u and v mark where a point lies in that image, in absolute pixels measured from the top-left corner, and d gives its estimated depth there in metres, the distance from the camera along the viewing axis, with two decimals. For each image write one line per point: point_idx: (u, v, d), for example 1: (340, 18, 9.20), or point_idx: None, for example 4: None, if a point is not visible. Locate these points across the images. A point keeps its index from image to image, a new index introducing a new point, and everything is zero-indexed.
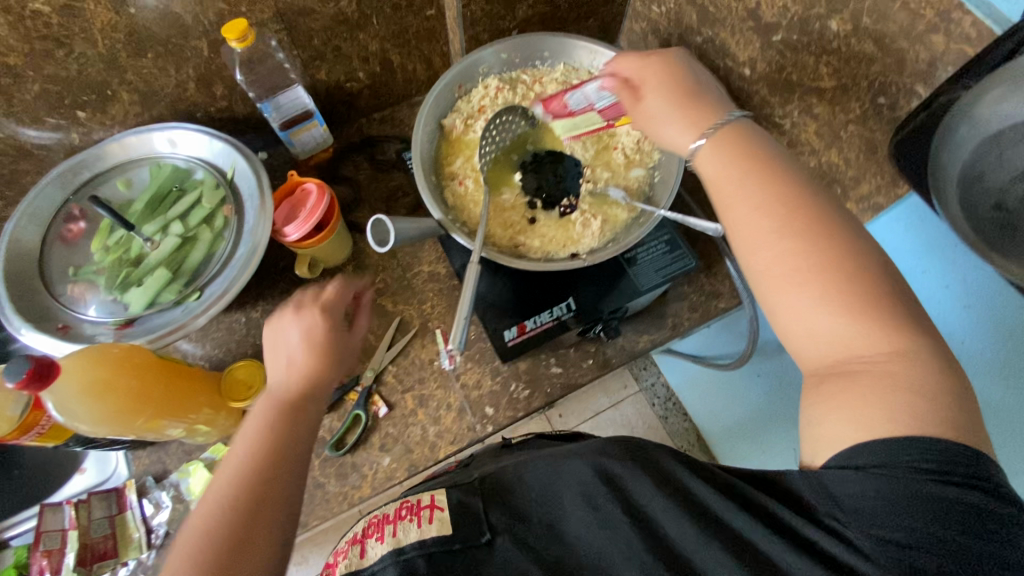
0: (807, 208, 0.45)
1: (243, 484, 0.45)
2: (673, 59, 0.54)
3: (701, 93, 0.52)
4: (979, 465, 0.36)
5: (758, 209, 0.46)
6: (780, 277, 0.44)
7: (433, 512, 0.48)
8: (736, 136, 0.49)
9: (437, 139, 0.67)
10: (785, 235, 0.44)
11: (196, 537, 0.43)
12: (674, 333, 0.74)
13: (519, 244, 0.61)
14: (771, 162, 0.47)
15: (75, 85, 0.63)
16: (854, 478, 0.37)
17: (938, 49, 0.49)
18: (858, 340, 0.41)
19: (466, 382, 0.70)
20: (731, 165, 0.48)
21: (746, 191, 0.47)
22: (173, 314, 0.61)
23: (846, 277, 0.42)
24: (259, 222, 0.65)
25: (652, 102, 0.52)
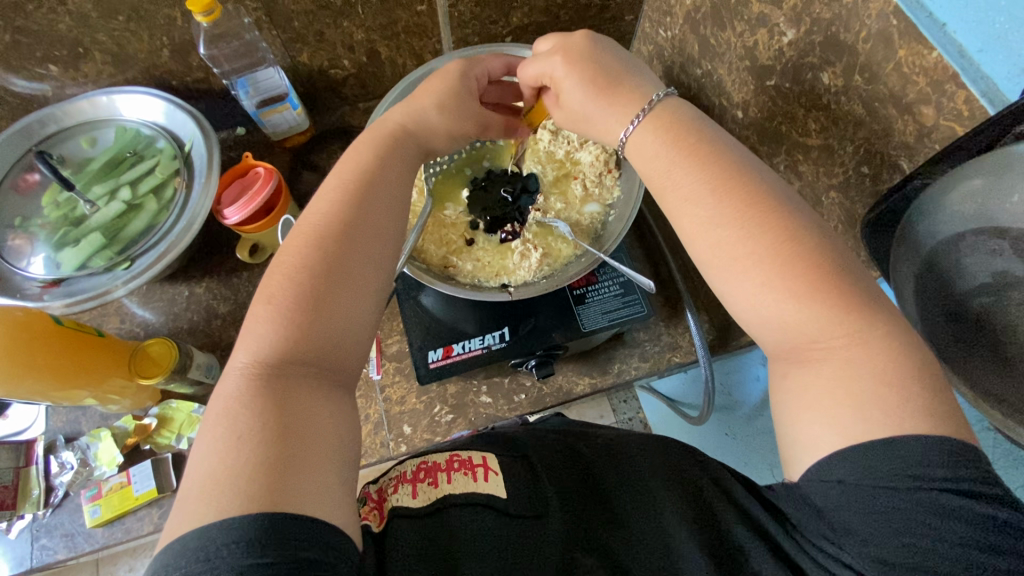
0: (757, 191, 0.41)
1: (282, 401, 0.37)
2: (585, 37, 0.50)
3: (625, 72, 0.49)
4: (963, 463, 0.32)
5: (683, 194, 0.43)
6: (745, 288, 0.40)
7: (490, 471, 0.41)
8: (662, 120, 0.46)
9: None
10: (722, 224, 0.41)
11: (221, 461, 0.33)
12: (619, 380, 0.69)
13: (451, 264, 0.58)
14: (712, 147, 0.44)
15: (46, 39, 0.63)
16: (840, 483, 0.34)
17: (927, 123, 0.43)
18: (827, 325, 0.37)
19: (390, 396, 0.68)
20: (659, 146, 0.46)
21: (677, 169, 0.44)
22: (99, 280, 0.61)
23: (817, 293, 0.38)
24: (201, 199, 0.64)
25: (572, 86, 0.49)
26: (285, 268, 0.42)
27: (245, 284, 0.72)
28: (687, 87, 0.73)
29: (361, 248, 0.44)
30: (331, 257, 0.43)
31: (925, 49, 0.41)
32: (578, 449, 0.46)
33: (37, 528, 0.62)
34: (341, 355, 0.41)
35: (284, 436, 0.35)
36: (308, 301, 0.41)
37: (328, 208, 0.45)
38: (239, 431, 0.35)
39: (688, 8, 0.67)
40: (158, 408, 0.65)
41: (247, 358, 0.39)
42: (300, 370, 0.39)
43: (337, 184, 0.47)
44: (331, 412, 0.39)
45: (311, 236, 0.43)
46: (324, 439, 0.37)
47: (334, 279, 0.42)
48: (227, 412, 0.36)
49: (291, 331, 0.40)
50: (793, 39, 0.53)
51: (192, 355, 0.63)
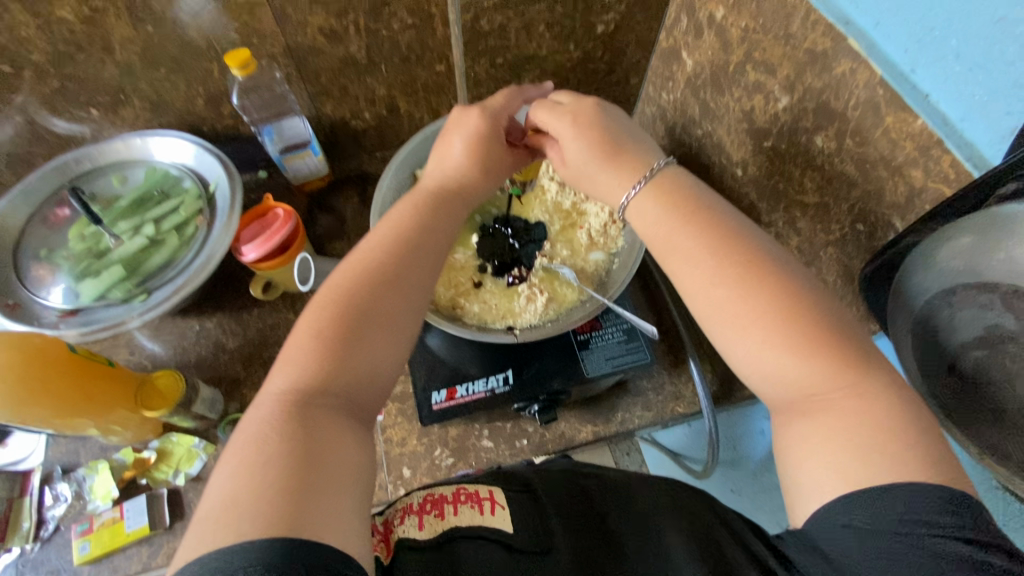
0: (758, 256, 0.43)
1: (309, 429, 0.37)
2: (598, 109, 0.54)
3: (628, 140, 0.52)
4: (973, 515, 0.32)
5: (685, 256, 0.45)
6: (739, 339, 0.41)
7: (497, 504, 0.41)
8: (662, 185, 0.49)
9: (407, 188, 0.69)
10: (725, 284, 0.42)
11: (246, 482, 0.34)
12: (622, 429, 0.69)
13: (458, 306, 0.60)
14: (716, 209, 0.47)
15: (91, 86, 0.68)
16: (849, 527, 0.34)
17: (917, 184, 0.45)
18: (832, 376, 0.38)
19: (391, 437, 0.68)
20: (660, 212, 0.48)
21: (676, 235, 0.46)
22: (115, 311, 0.63)
23: (813, 343, 0.39)
24: (221, 236, 0.67)
25: (576, 148, 0.52)
26: (320, 302, 0.44)
27: (254, 321, 0.74)
28: (689, 146, 0.77)
29: (393, 279, 0.46)
30: (365, 289, 0.45)
31: (910, 117, 0.45)
32: (587, 488, 0.46)
33: (21, 563, 0.60)
34: (366, 385, 0.42)
35: (308, 461, 0.35)
36: (339, 333, 0.42)
37: (367, 244, 0.49)
38: (264, 456, 0.35)
39: (688, 76, 0.72)
40: (157, 442, 0.65)
41: (280, 385, 0.40)
42: (330, 400, 0.40)
43: (383, 228, 0.50)
44: (353, 443, 0.39)
45: (348, 274, 0.46)
46: (345, 469, 0.37)
47: (365, 313, 0.43)
48: (259, 432, 0.37)
49: (325, 358, 0.41)
50: (787, 105, 0.57)
51: (198, 389, 0.64)
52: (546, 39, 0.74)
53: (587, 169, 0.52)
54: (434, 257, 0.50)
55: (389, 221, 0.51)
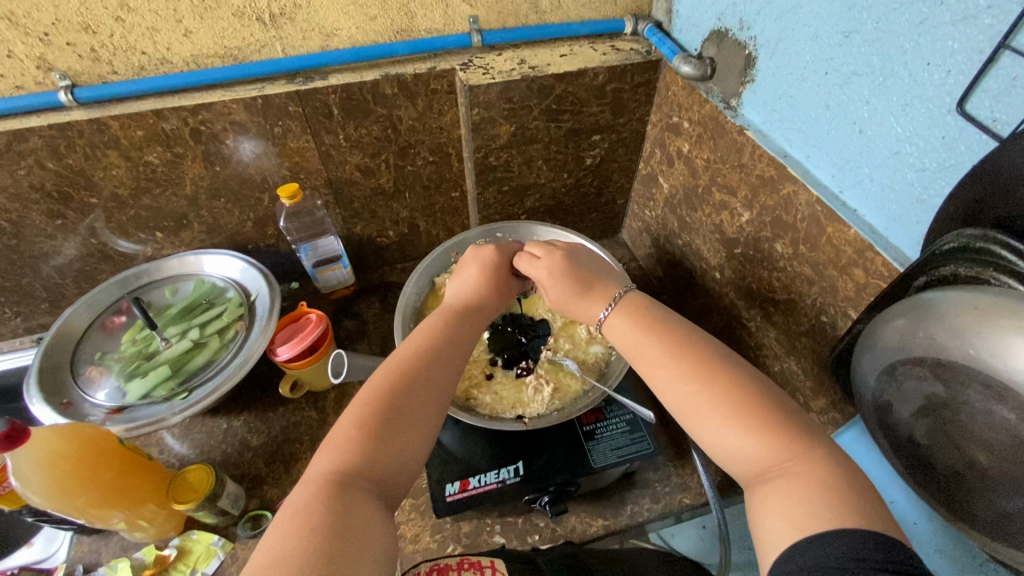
0: (713, 351, 0.50)
1: (346, 508, 0.42)
2: (569, 252, 0.63)
3: (595, 278, 0.61)
4: (898, 549, 0.35)
5: (653, 356, 0.52)
6: (702, 423, 0.47)
7: (497, 571, 0.46)
8: (633, 301, 0.57)
9: (426, 293, 0.79)
10: (685, 375, 0.49)
11: (288, 553, 0.38)
12: (631, 522, 0.71)
13: (472, 396, 0.66)
14: (677, 317, 0.55)
15: (161, 214, 0.80)
16: (798, 569, 0.36)
17: (860, 281, 0.54)
18: (790, 441, 0.43)
19: (406, 533, 0.69)
20: (630, 330, 0.55)
21: (644, 342, 0.53)
22: (157, 408, 0.69)
23: (760, 420, 0.45)
24: (259, 337, 0.75)
25: (552, 281, 0.61)
26: (366, 393, 0.50)
27: (279, 419, 0.79)
28: (672, 254, 0.87)
29: (426, 373, 0.53)
30: (404, 381, 0.51)
31: (844, 227, 0.55)
32: (584, 561, 0.50)
33: None
34: (399, 473, 0.47)
35: (343, 539, 0.40)
36: (380, 422, 0.47)
37: (409, 343, 0.56)
38: (307, 531, 0.40)
39: (666, 196, 0.85)
40: (179, 540, 0.67)
41: (325, 465, 0.45)
42: (368, 482, 0.45)
43: (421, 333, 0.58)
44: (384, 524, 0.43)
45: (389, 370, 0.52)
46: (374, 548, 0.41)
47: (401, 407, 0.49)
48: (304, 505, 0.42)
49: (367, 443, 0.46)
50: (749, 219, 0.68)
51: (224, 484, 0.67)
52: (544, 170, 0.88)
53: (566, 305, 0.61)
54: (455, 351, 0.57)
55: (420, 331, 0.58)
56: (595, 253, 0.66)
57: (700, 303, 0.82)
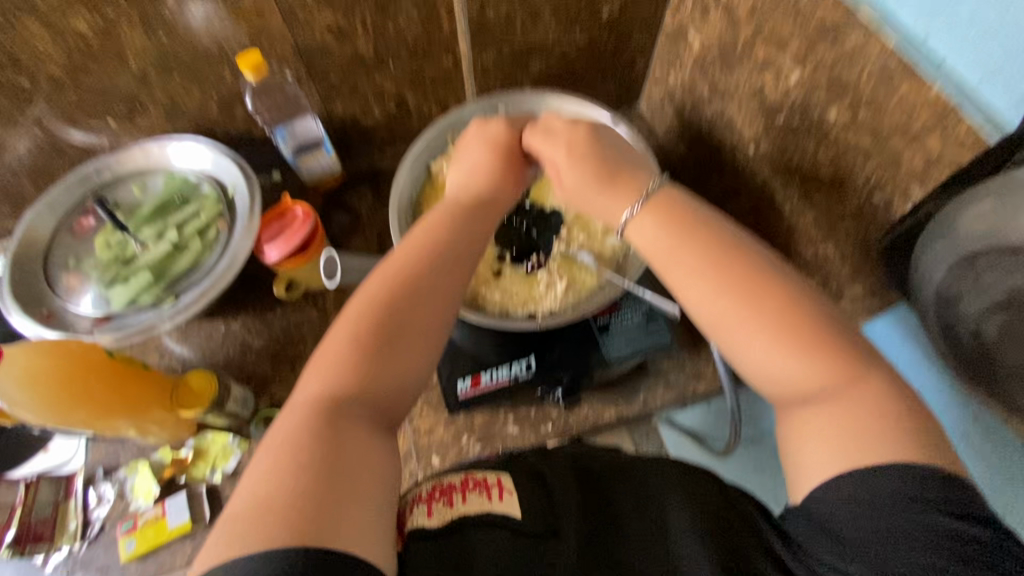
0: (759, 263, 0.45)
1: (336, 437, 0.38)
2: (594, 134, 0.55)
3: (623, 165, 0.53)
4: (954, 488, 0.36)
5: (687, 269, 0.46)
6: (742, 339, 0.43)
7: (504, 490, 0.42)
8: (665, 199, 0.49)
9: (422, 181, 0.70)
10: (728, 293, 0.44)
11: (276, 489, 0.34)
12: (644, 410, 0.70)
13: (479, 295, 0.61)
14: (717, 219, 0.48)
15: (107, 96, 0.69)
16: (848, 502, 0.36)
17: (934, 152, 0.46)
18: (843, 365, 0.41)
19: (418, 427, 0.69)
20: (658, 230, 0.48)
21: (679, 246, 0.46)
22: (146, 316, 0.65)
23: (810, 343, 0.41)
24: (243, 238, 0.69)
25: (570, 174, 0.52)
26: (358, 309, 0.45)
27: (278, 320, 0.75)
28: (698, 126, 0.76)
29: (420, 282, 0.46)
30: (396, 296, 0.45)
31: (925, 84, 0.45)
32: (593, 467, 0.48)
33: (71, 561, 0.63)
34: (398, 394, 0.43)
35: (336, 470, 0.36)
36: (373, 343, 0.43)
37: (401, 248, 0.49)
38: (298, 461, 0.36)
39: (697, 55, 0.72)
40: (194, 439, 0.67)
41: (315, 389, 0.41)
42: (360, 407, 0.41)
43: (418, 236, 0.50)
44: (382, 450, 0.40)
45: (381, 282, 0.46)
46: (372, 477, 0.37)
47: (396, 325, 0.44)
48: (291, 434, 0.38)
49: (358, 365, 0.42)
50: (799, 79, 0.57)
51: (230, 388, 0.65)
52: (551, 26, 0.74)
53: (582, 193, 0.52)
54: (467, 258, 0.50)
55: (412, 233, 0.51)
56: (622, 139, 0.56)
57: (726, 182, 0.74)
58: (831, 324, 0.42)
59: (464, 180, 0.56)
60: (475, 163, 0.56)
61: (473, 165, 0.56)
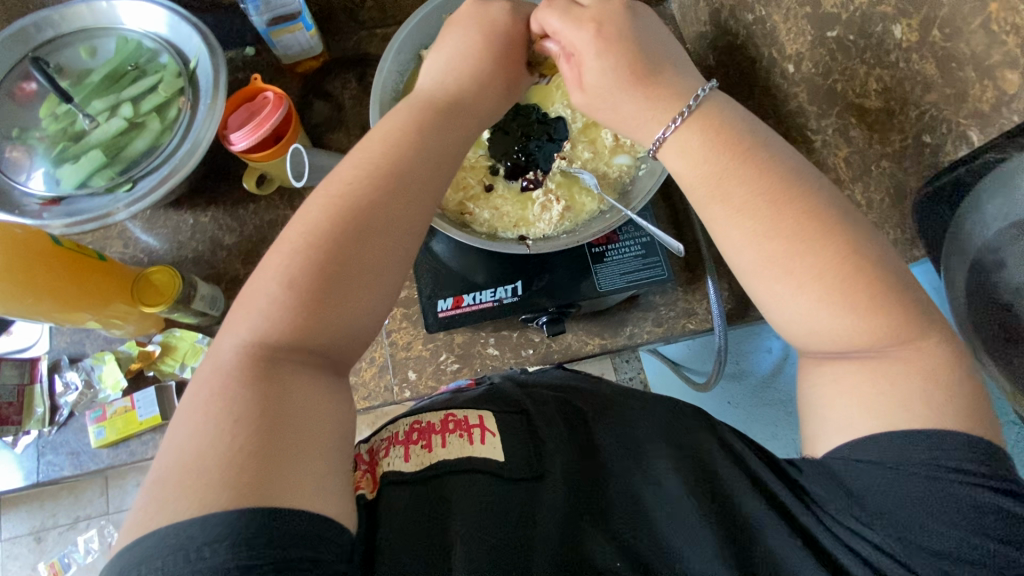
0: (798, 212, 0.40)
1: (269, 392, 0.36)
2: (635, 17, 0.46)
3: (664, 63, 0.46)
4: (989, 461, 0.34)
5: (735, 206, 0.42)
6: None
7: (486, 432, 0.42)
8: (706, 123, 0.44)
9: (411, 71, 0.61)
10: (772, 247, 0.40)
11: (203, 450, 0.33)
12: (630, 343, 0.67)
13: (467, 212, 0.54)
14: (756, 156, 0.42)
15: None
16: (871, 465, 0.36)
17: (1009, 90, 0.40)
18: (869, 335, 0.38)
19: (397, 340, 0.67)
20: (705, 148, 0.43)
21: (728, 177, 0.42)
22: (101, 201, 0.59)
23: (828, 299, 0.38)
24: (206, 121, 0.60)
25: (598, 68, 0.45)
26: (297, 238, 0.40)
27: (251, 217, 0.70)
28: (734, 34, 0.66)
29: (372, 206, 0.41)
30: (345, 230, 0.40)
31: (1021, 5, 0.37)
32: (580, 409, 0.48)
33: (42, 443, 0.63)
34: (344, 339, 0.40)
35: (272, 425, 0.34)
36: (319, 284, 0.39)
37: (344, 166, 0.43)
38: (223, 421, 0.34)
39: None
40: (164, 335, 0.64)
41: (242, 337, 0.38)
42: (297, 356, 0.38)
43: (370, 151, 0.44)
44: (329, 400, 0.38)
45: (323, 207, 0.41)
46: (316, 429, 0.36)
47: (349, 260, 0.40)
48: (220, 389, 0.36)
49: (296, 314, 0.38)
50: None
51: (196, 285, 0.62)
52: None
53: (608, 96, 0.46)
54: (438, 181, 0.45)
55: (386, 143, 0.44)
56: (658, 23, 0.48)
57: (755, 106, 0.65)
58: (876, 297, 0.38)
59: (470, 81, 0.48)
60: (476, 68, 0.49)
61: (486, 65, 0.49)
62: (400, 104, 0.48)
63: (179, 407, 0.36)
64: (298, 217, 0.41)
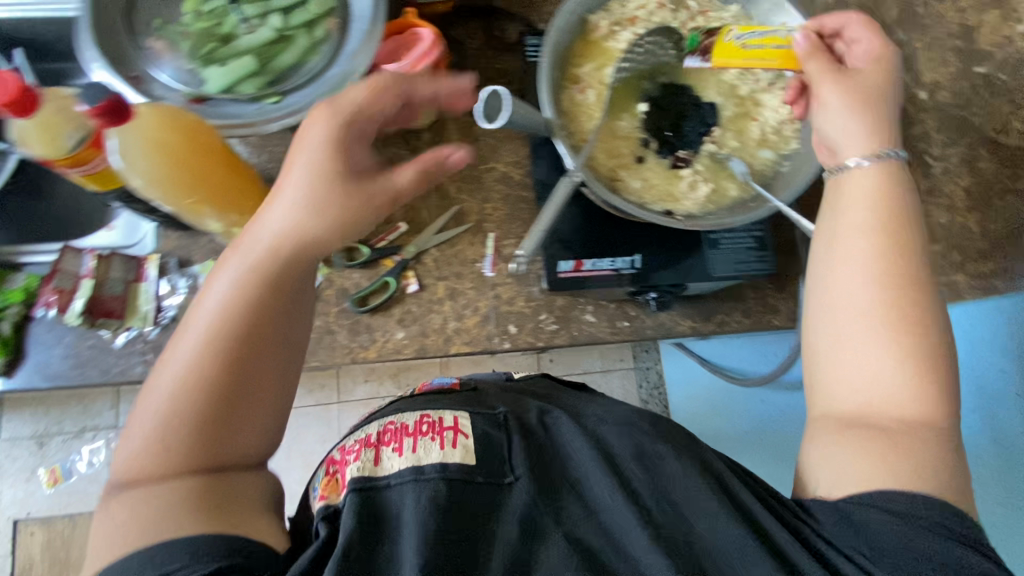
0: (897, 259, 0.44)
1: (175, 463, 0.39)
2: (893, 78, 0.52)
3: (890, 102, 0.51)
4: None
5: (868, 233, 0.46)
6: (857, 309, 0.44)
7: (457, 436, 0.47)
8: (878, 173, 0.48)
9: (574, 35, 0.60)
10: (872, 277, 0.44)
11: (110, 543, 0.36)
12: (717, 330, 0.71)
13: (618, 179, 0.57)
14: (894, 202, 0.47)
15: None
16: (881, 510, 0.39)
17: None
18: None
19: (500, 294, 0.69)
20: (874, 191, 0.47)
21: (862, 219, 0.46)
22: (246, 109, 0.58)
23: (913, 334, 0.43)
24: (361, 48, 0.60)
25: (840, 93, 0.51)
26: (218, 293, 0.44)
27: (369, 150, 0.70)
28: None
29: (275, 274, 0.45)
30: (244, 342, 0.43)
31: None
32: (533, 424, 0.50)
33: (142, 342, 0.62)
34: (232, 448, 0.41)
35: (198, 467, 0.39)
36: (225, 387, 0.41)
37: (216, 282, 0.45)
38: (162, 437, 0.40)
39: None
40: None
41: (117, 463, 0.40)
42: (190, 462, 0.39)
43: (247, 266, 0.45)
44: (246, 467, 0.42)
45: (207, 322, 0.43)
46: (248, 489, 0.41)
47: (239, 375, 0.42)
48: (134, 462, 0.39)
49: (167, 434, 0.40)
50: None
51: None
52: None
53: (834, 104, 0.51)
54: None
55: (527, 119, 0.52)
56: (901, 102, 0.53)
57: None
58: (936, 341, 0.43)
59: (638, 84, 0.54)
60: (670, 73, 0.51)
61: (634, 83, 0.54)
62: (226, 256, 0.45)
63: (103, 488, 0.41)
64: (185, 349, 0.42)
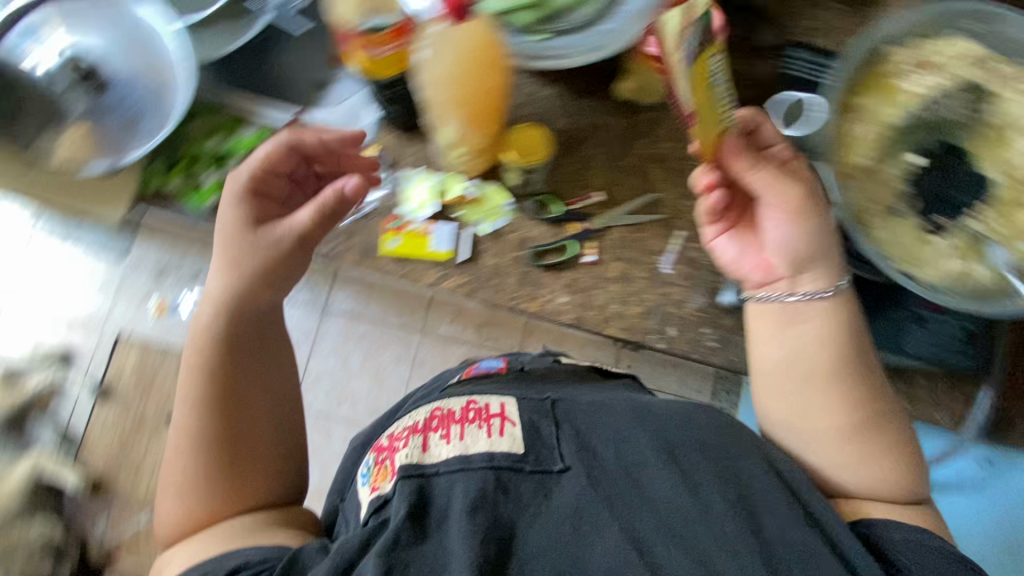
0: (859, 373, 0.54)
1: (203, 487, 0.51)
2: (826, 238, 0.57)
3: None
4: None
5: (814, 338, 0.55)
6: (816, 385, 0.54)
7: (503, 423, 0.51)
8: (784, 305, 0.57)
9: (866, 69, 0.61)
10: (826, 379, 0.54)
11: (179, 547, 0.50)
12: None
13: (867, 224, 0.60)
14: (847, 350, 0.54)
15: None
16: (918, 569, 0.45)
17: None
18: None
19: (670, 294, 0.66)
20: (773, 330, 0.57)
21: (807, 350, 0.55)
22: (512, 40, 0.60)
23: (857, 407, 0.53)
24: (642, 14, 0.58)
25: (782, 240, 0.57)
26: (206, 351, 0.55)
27: (590, 111, 0.69)
28: None
29: (221, 425, 0.53)
30: (226, 394, 0.54)
31: None
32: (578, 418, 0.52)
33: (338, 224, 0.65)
34: (256, 448, 0.54)
35: (230, 465, 0.52)
36: (228, 403, 0.54)
37: (177, 403, 0.54)
38: (182, 497, 0.51)
39: None
40: (479, 183, 0.68)
41: (167, 509, 0.52)
42: (214, 451, 0.52)
43: (209, 375, 0.54)
44: (268, 449, 0.55)
45: (199, 411, 0.53)
46: (262, 484, 0.54)
47: (234, 402, 0.54)
48: (176, 478, 0.52)
49: (197, 467, 0.52)
50: None
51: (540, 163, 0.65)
52: None
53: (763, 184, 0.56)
54: None
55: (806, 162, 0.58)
56: None
57: None
58: (861, 416, 0.53)
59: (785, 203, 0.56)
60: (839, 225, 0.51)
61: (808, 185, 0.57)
62: (193, 341, 0.56)
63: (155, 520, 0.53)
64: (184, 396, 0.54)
